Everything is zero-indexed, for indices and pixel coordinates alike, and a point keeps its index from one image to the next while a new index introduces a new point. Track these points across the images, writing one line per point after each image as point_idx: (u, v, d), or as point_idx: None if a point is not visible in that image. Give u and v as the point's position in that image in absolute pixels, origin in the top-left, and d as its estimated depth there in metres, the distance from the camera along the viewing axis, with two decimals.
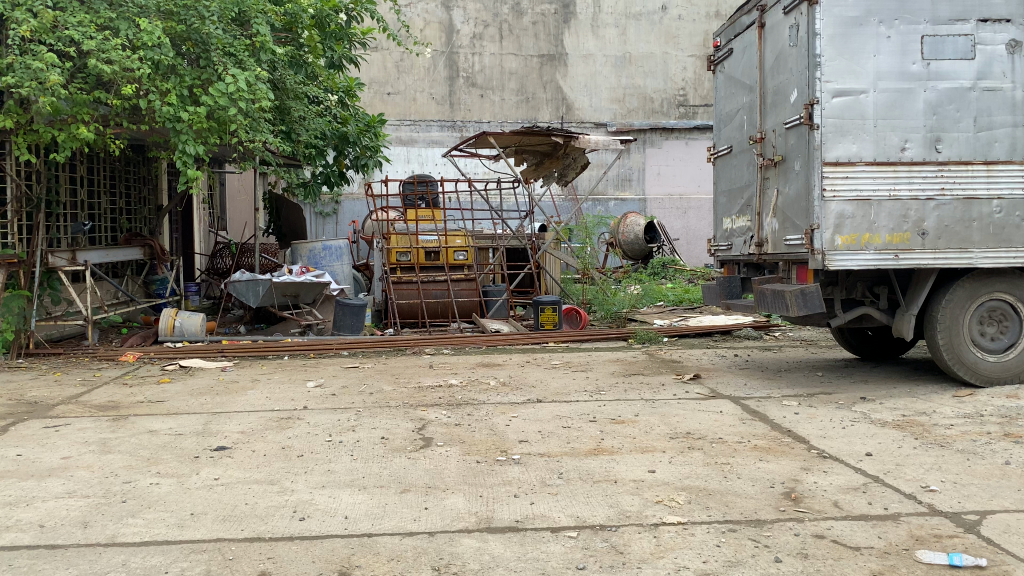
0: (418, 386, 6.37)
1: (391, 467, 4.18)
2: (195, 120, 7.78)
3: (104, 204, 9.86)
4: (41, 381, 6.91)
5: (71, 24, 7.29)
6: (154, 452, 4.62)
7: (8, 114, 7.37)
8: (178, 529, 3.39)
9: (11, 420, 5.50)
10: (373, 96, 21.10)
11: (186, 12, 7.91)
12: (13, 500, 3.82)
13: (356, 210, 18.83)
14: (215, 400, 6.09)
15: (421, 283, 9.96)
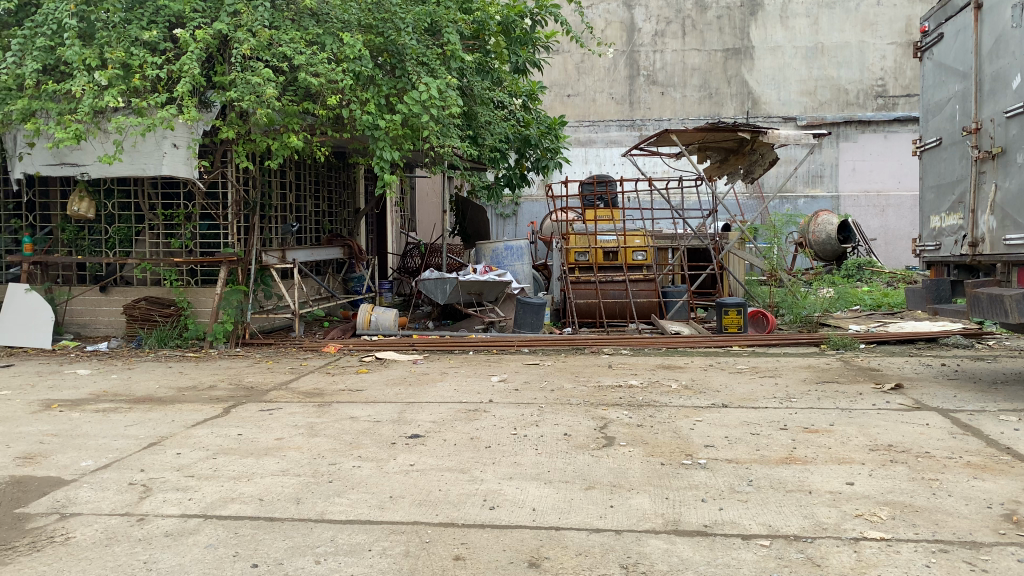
0: (599, 385, 6.39)
1: (576, 463, 4.23)
2: (391, 127, 8.24)
3: (310, 208, 10.65)
4: (257, 368, 7.60)
5: (284, 41, 7.92)
6: (356, 437, 4.94)
7: (231, 126, 8.14)
8: (379, 510, 3.61)
9: (232, 403, 6.09)
10: (554, 99, 21.43)
11: (384, 25, 8.39)
12: (236, 474, 4.23)
13: (535, 211, 19.19)
14: (408, 391, 6.43)
15: (599, 284, 9.90)
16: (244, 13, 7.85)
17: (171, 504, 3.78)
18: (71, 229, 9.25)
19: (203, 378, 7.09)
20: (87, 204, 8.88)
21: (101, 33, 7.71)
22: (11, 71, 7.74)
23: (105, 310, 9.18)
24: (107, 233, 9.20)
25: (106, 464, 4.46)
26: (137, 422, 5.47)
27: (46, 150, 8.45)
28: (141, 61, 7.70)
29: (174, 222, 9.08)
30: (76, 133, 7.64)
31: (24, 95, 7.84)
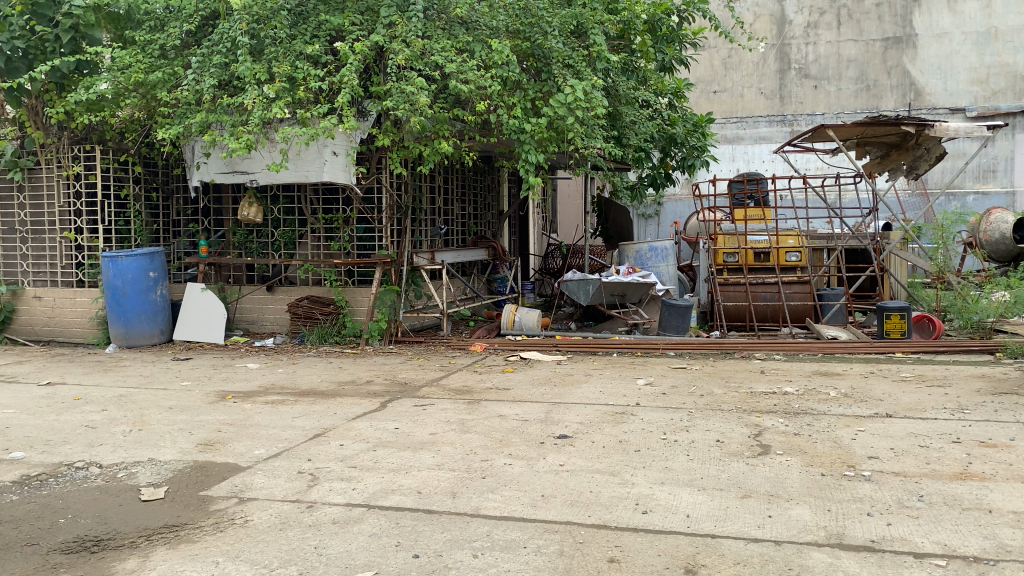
0: (751, 391, 6.21)
1: (729, 470, 4.14)
2: (537, 131, 8.34)
3: (457, 211, 10.92)
4: (409, 365, 7.89)
5: (436, 50, 8.14)
6: (506, 435, 5.03)
7: (386, 134, 8.50)
8: (532, 508, 3.67)
9: (387, 397, 6.36)
10: (699, 96, 20.99)
11: (530, 30, 8.49)
12: (395, 467, 4.41)
13: (679, 211, 18.85)
14: (555, 391, 6.49)
15: (750, 285, 9.63)
16: (399, 23, 8.14)
17: (336, 493, 4.00)
18: (241, 232, 9.91)
19: (360, 374, 7.44)
20: (256, 209, 9.49)
21: (270, 49, 8.22)
22: (191, 87, 8.40)
23: (271, 308, 9.73)
24: (273, 236, 9.81)
25: (276, 453, 4.76)
26: (302, 414, 5.81)
27: (220, 159, 9.10)
28: (305, 73, 8.16)
29: (334, 225, 9.56)
30: (248, 143, 8.18)
31: (202, 109, 8.48)
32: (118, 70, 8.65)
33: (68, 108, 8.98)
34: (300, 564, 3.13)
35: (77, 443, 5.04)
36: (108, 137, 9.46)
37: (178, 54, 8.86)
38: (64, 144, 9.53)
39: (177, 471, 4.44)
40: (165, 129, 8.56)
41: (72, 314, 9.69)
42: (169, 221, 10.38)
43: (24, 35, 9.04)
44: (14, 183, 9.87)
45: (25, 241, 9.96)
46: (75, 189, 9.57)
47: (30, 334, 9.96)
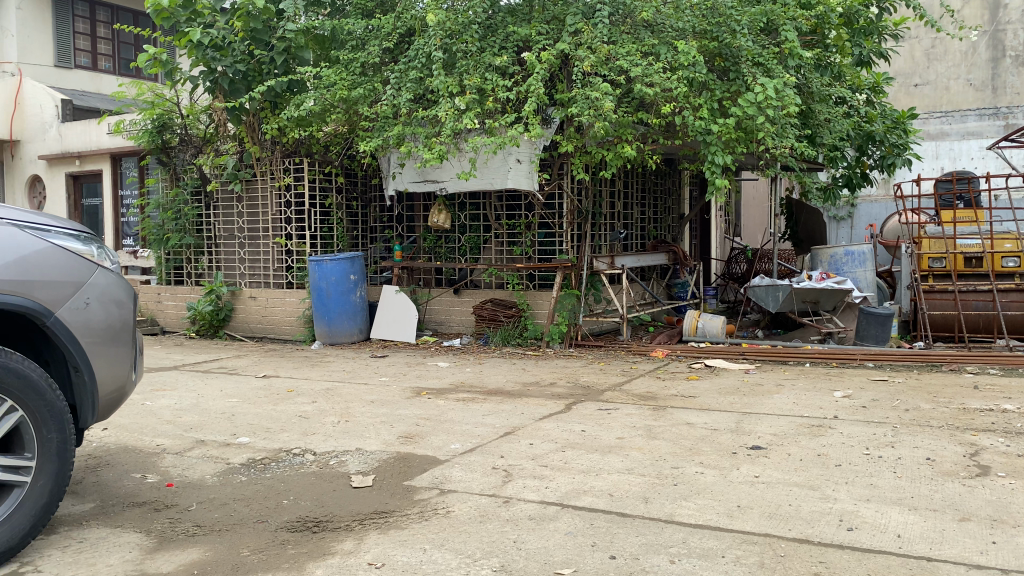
0: (963, 407, 5.75)
1: (943, 491, 3.87)
2: (725, 132, 8.16)
3: (636, 215, 10.86)
4: (591, 369, 7.96)
5: (621, 55, 8.15)
6: (695, 443, 4.97)
7: (569, 140, 8.63)
8: (728, 518, 3.61)
9: (572, 400, 6.45)
10: (898, 90, 19.78)
11: (718, 29, 8.33)
12: (586, 468, 4.48)
13: (874, 213, 17.74)
14: (744, 400, 6.32)
15: (959, 293, 8.90)
16: (585, 31, 8.23)
17: (530, 490, 4.12)
18: (431, 237, 10.41)
19: (544, 375, 7.59)
20: (444, 216, 9.93)
21: (461, 62, 8.56)
22: (389, 102, 8.92)
23: (457, 310, 10.10)
24: (460, 242, 10.21)
25: (471, 448, 4.97)
26: (492, 412, 6.01)
27: (413, 169, 9.58)
28: (493, 84, 8.43)
29: (516, 230, 9.79)
30: (439, 153, 8.57)
31: (398, 122, 8.97)
32: (324, 87, 9.30)
33: (281, 124, 9.78)
34: (501, 556, 3.26)
35: (292, 431, 5.50)
36: (315, 150, 10.22)
37: (376, 71, 9.43)
38: (277, 157, 10.38)
39: (382, 461, 4.74)
40: (365, 142, 9.13)
41: (282, 312, 10.53)
42: (366, 227, 11.05)
43: (244, 59, 9.90)
44: (234, 193, 10.89)
45: (243, 247, 10.97)
46: (286, 199, 10.41)
47: (246, 330, 10.92)
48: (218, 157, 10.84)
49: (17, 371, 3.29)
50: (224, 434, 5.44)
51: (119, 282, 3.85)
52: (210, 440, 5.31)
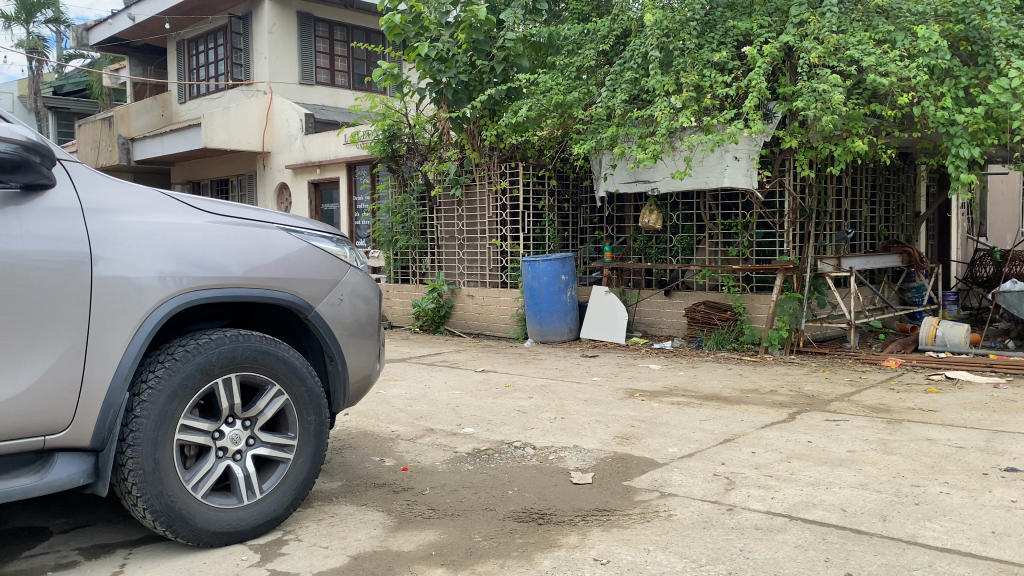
0: None
1: None
2: (971, 122, 7.45)
3: (865, 213, 10.18)
4: (815, 377, 7.56)
5: (852, 44, 7.65)
6: (938, 461, 4.59)
7: (793, 136, 8.25)
8: (981, 544, 3.31)
9: (796, 409, 6.17)
10: None
11: (965, 10, 7.63)
12: (814, 480, 4.28)
13: None
14: (994, 417, 5.74)
15: None
16: (811, 21, 7.84)
17: (755, 499, 4.00)
18: (642, 238, 10.36)
19: (763, 382, 7.32)
20: (655, 216, 9.87)
21: (678, 60, 8.45)
22: (603, 104, 8.97)
23: (669, 312, 9.96)
24: (672, 242, 10.09)
25: (690, 453, 4.90)
26: (710, 418, 5.90)
27: (625, 170, 9.58)
28: (712, 81, 8.23)
29: (732, 230, 9.49)
30: (654, 153, 8.51)
31: (612, 124, 9.00)
32: (541, 93, 9.53)
33: (499, 130, 10.14)
34: (728, 563, 3.20)
35: (513, 425, 5.71)
36: (530, 154, 10.51)
37: (592, 74, 9.54)
38: (494, 162, 10.78)
39: (600, 460, 4.80)
40: (580, 145, 9.25)
41: (497, 310, 10.93)
42: (577, 228, 11.20)
43: (467, 69, 10.35)
44: (456, 198, 11.44)
45: (462, 248, 11.52)
46: (502, 202, 10.78)
47: (464, 327, 11.43)
48: (441, 163, 11.46)
49: (286, 359, 3.69)
50: (451, 424, 5.75)
51: (365, 280, 4.23)
52: (439, 429, 5.64)
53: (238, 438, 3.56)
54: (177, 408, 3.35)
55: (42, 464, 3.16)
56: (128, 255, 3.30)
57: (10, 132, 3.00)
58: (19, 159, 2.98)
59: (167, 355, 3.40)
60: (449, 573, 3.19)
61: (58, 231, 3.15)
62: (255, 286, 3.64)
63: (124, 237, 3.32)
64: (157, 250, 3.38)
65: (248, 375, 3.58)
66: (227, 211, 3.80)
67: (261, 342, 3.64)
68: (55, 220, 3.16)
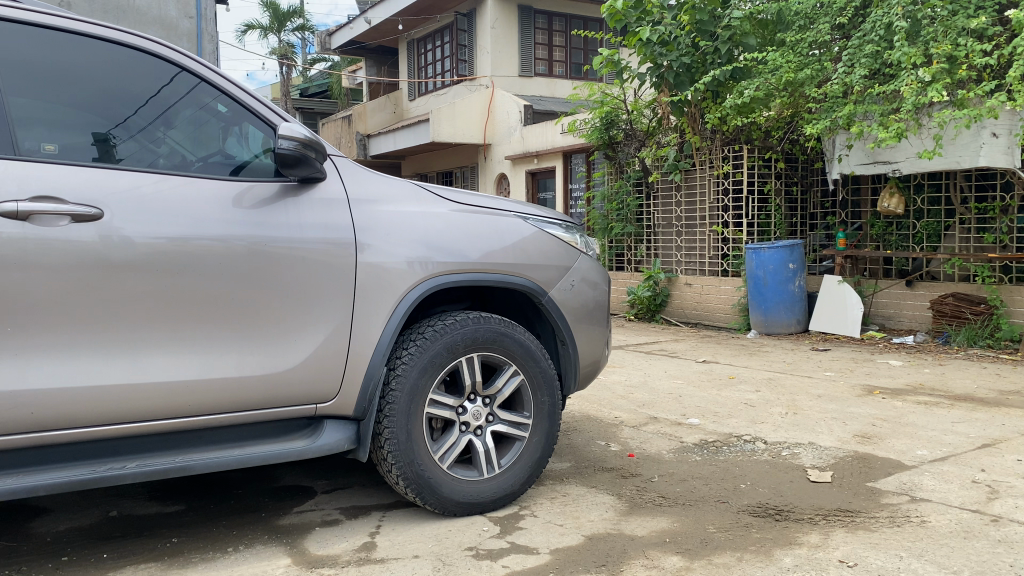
0: None
1: None
2: None
3: None
4: None
5: None
6: None
7: None
8: None
9: None
10: None
11: None
12: None
13: None
14: None
15: None
16: None
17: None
18: (880, 224, 9.70)
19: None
20: (897, 200, 9.13)
21: (927, 29, 7.73)
22: (840, 81, 8.44)
23: (910, 305, 9.20)
24: (915, 228, 9.34)
25: (943, 457, 4.51)
26: (964, 420, 5.39)
27: (863, 150, 8.92)
28: (968, 50, 7.47)
29: (988, 216, 8.61)
30: (898, 132, 7.87)
31: (849, 101, 8.45)
32: (769, 72, 9.11)
33: (722, 113, 9.77)
34: None
35: (741, 418, 5.55)
36: (755, 137, 10.07)
37: (825, 49, 9.03)
38: (717, 145, 10.46)
39: (839, 458, 4.55)
40: (811, 125, 8.75)
41: (717, 300, 10.64)
42: (806, 214, 10.66)
43: (689, 52, 10.14)
44: (674, 183, 11.25)
45: (681, 235, 11.32)
46: (724, 186, 10.46)
47: (682, 316, 11.23)
48: (660, 149, 11.29)
49: (522, 342, 3.83)
50: (675, 414, 5.70)
51: (595, 266, 4.29)
52: (663, 418, 5.60)
53: (479, 414, 3.76)
54: (426, 382, 3.60)
55: (313, 429, 3.51)
56: (386, 241, 3.57)
57: (291, 131, 3.34)
58: (298, 155, 3.31)
59: (418, 334, 3.65)
60: (685, 562, 3.17)
61: (328, 221, 3.47)
62: (495, 271, 3.81)
63: (383, 224, 3.60)
64: (411, 236, 3.63)
65: (488, 355, 3.76)
66: (468, 200, 4.00)
67: (499, 325, 3.80)
68: (326, 210, 3.49)
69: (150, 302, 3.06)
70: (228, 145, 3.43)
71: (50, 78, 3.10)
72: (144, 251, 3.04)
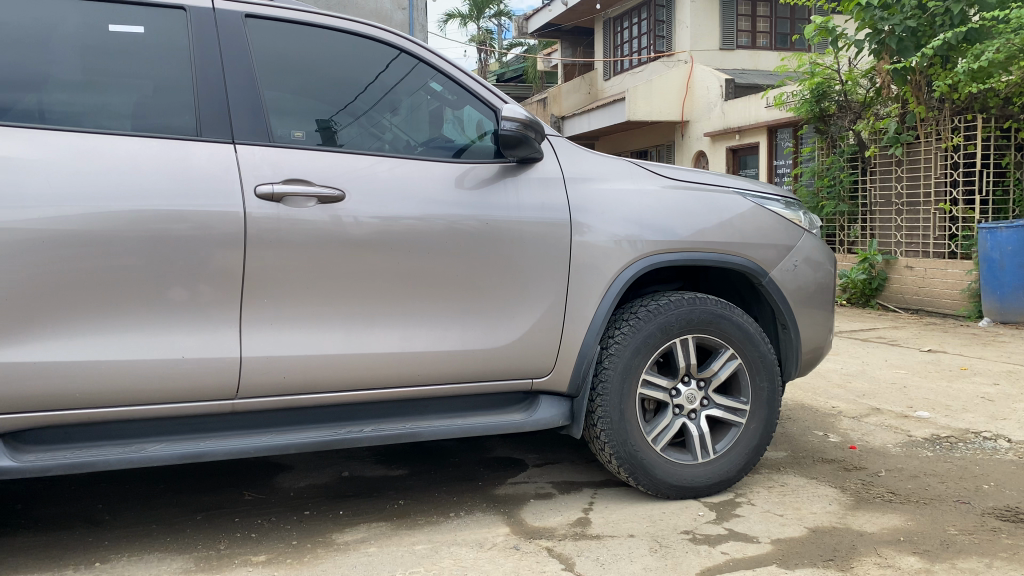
0: None
1: None
2: None
3: None
4: None
5: None
6: None
7: None
8: None
9: None
10: None
11: None
12: None
13: None
14: None
15: None
16: None
17: None
18: None
19: None
20: None
21: None
22: None
23: None
24: None
25: None
26: None
27: None
28: None
29: None
30: None
31: None
32: (1012, 32, 8.18)
33: (954, 80, 8.92)
34: None
35: (979, 413, 5.07)
36: (992, 105, 9.15)
37: None
38: (946, 115, 9.58)
39: None
40: None
41: (943, 284, 9.77)
42: None
43: (915, 14, 9.28)
44: (894, 157, 10.42)
45: (901, 213, 10.47)
46: (954, 160, 9.57)
47: (900, 302, 10.42)
48: (878, 121, 10.49)
49: (740, 324, 3.70)
50: (901, 406, 5.30)
51: (818, 246, 4.06)
52: (887, 409, 5.23)
53: (693, 397, 3.68)
54: (640, 363, 3.57)
55: (529, 403, 3.59)
56: (601, 219, 3.57)
57: (513, 112, 3.42)
58: (519, 136, 3.38)
59: (631, 314, 3.62)
60: (924, 563, 2.95)
61: (545, 200, 3.51)
62: (712, 251, 3.71)
63: (599, 202, 3.59)
64: (625, 214, 3.60)
65: (703, 337, 3.67)
66: (684, 176, 3.90)
67: (716, 306, 3.69)
68: (543, 188, 3.53)
69: (381, 278, 3.23)
70: (446, 130, 3.56)
71: (297, 70, 3.35)
72: (374, 229, 3.20)
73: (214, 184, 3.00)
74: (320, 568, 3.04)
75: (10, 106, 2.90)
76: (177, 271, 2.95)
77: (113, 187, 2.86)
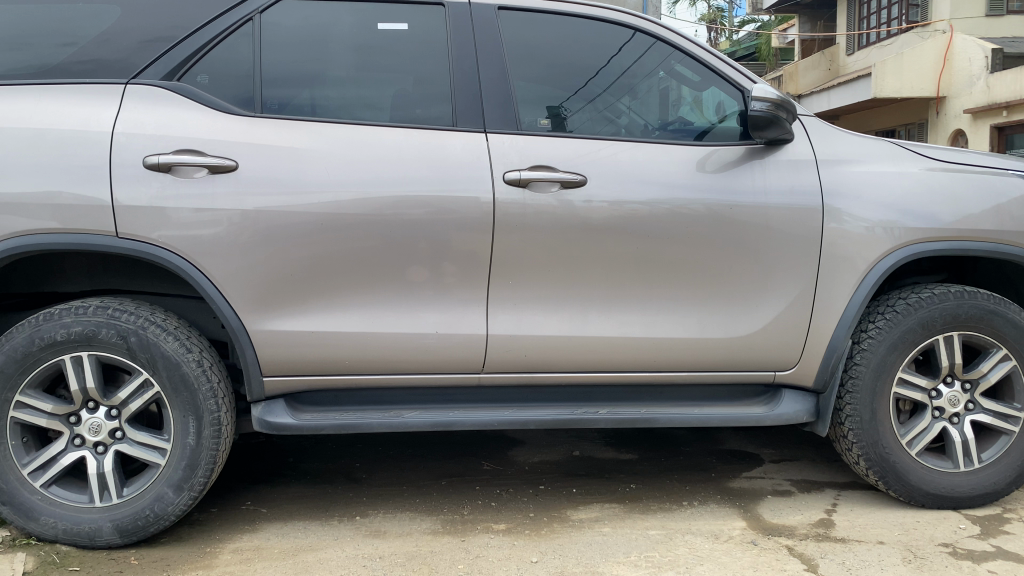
0: None
1: None
2: None
3: None
4: None
5: None
6: None
7: None
8: None
9: None
10: None
11: None
12: None
13: None
14: None
15: None
16: None
17: None
18: None
19: None
20: None
21: None
22: None
23: None
24: None
25: None
26: None
27: None
28: None
29: None
30: None
31: None
32: None
33: None
34: None
35: None
36: None
37: None
38: None
39: None
40: None
41: None
42: None
43: None
44: None
45: None
46: None
47: None
48: None
49: (1016, 323, 3.34)
50: None
51: None
52: None
53: (957, 400, 3.37)
54: (895, 360, 3.33)
55: (771, 396, 3.47)
56: (856, 203, 3.34)
57: (764, 92, 3.27)
58: (769, 116, 3.24)
59: (887, 307, 3.37)
60: None
61: (794, 184, 3.34)
62: (981, 241, 3.37)
63: (855, 185, 3.36)
64: (882, 199, 3.35)
65: (971, 334, 3.35)
66: (952, 156, 3.55)
67: (988, 301, 3.34)
68: (792, 172, 3.36)
69: (619, 262, 3.24)
70: (684, 113, 3.52)
71: (543, 58, 3.45)
72: (609, 214, 3.21)
73: (466, 171, 3.16)
74: (558, 542, 3.13)
75: (291, 100, 3.23)
76: (427, 253, 3.14)
77: (378, 173, 3.10)
